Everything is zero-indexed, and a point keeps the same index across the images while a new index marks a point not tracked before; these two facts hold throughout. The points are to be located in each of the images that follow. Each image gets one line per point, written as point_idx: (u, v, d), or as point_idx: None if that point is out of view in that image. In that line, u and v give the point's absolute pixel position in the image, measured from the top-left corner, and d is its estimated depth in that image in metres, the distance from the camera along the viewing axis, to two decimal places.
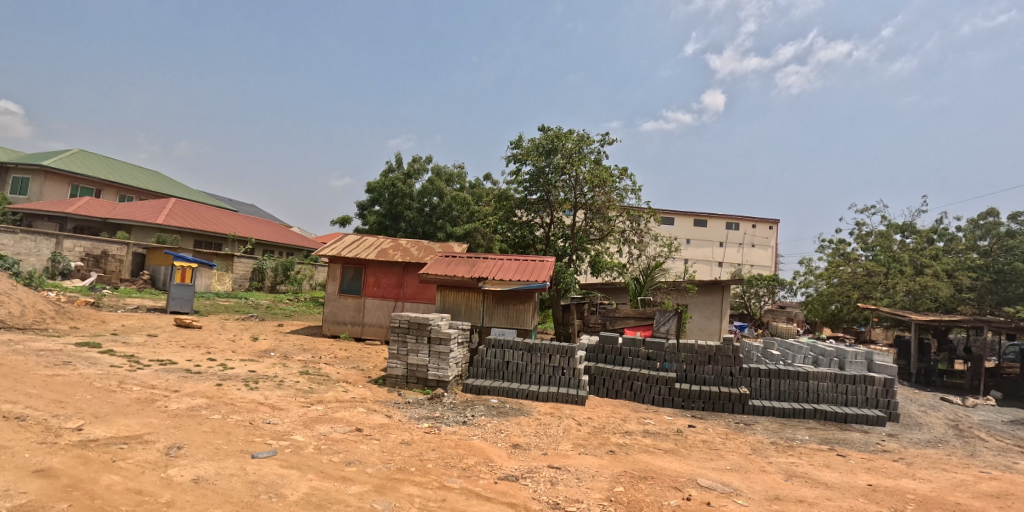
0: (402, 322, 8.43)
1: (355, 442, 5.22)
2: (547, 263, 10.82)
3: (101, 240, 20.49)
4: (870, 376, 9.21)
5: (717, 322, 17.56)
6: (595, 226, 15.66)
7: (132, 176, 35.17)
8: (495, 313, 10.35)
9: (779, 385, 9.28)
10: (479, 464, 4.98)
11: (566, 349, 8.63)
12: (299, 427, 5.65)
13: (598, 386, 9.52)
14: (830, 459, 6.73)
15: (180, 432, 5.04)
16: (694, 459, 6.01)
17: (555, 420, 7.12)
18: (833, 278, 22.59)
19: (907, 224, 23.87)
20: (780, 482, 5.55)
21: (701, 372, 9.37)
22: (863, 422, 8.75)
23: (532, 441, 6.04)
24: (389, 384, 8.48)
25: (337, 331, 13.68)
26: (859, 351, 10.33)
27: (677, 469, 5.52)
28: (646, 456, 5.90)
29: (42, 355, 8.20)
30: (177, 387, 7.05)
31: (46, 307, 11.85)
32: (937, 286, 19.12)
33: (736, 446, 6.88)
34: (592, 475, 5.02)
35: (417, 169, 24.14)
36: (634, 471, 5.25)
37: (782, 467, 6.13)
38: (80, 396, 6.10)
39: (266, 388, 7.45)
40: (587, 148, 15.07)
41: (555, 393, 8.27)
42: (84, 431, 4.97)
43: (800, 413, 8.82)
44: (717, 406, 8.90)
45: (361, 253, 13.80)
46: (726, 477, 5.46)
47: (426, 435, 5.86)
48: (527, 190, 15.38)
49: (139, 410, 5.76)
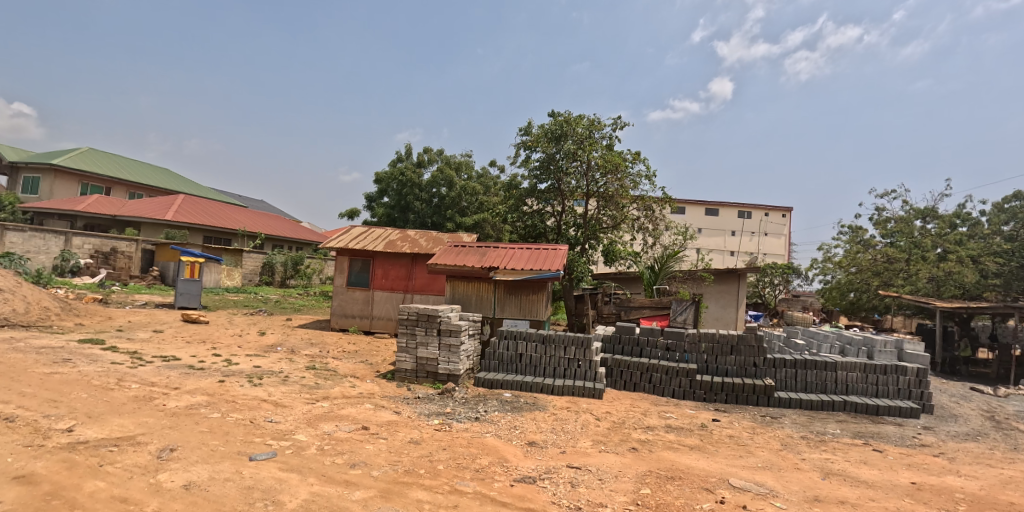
0: (411, 314, 8.10)
1: (360, 442, 4.88)
2: (560, 252, 10.42)
3: (111, 237, 20.40)
4: (902, 366, 8.74)
5: (734, 312, 17.05)
6: (608, 213, 15.21)
7: (143, 174, 35.33)
8: (507, 305, 9.97)
9: (806, 376, 8.86)
10: (493, 464, 4.64)
11: (581, 340, 8.28)
12: (302, 425, 5.34)
13: (615, 378, 9.12)
14: (866, 456, 6.29)
15: (174, 433, 4.74)
16: (722, 457, 5.62)
17: (573, 415, 6.76)
18: (852, 266, 22.04)
19: (928, 209, 23.13)
20: (818, 482, 5.14)
21: (723, 362, 8.94)
22: (896, 415, 8.31)
23: (549, 439, 5.68)
24: (398, 378, 8.17)
25: (346, 324, 13.40)
26: (889, 339, 9.87)
27: (706, 468, 5.12)
28: (671, 453, 5.52)
29: (42, 352, 7.97)
30: (178, 384, 6.77)
31: (52, 304, 11.70)
32: (962, 272, 18.41)
33: (765, 441, 6.48)
34: (616, 476, 4.65)
35: (427, 160, 23.83)
36: (659, 471, 4.87)
37: (817, 465, 5.72)
38: (75, 395, 5.84)
39: (270, 384, 7.17)
40: (599, 133, 14.57)
41: (571, 387, 7.91)
42: (74, 432, 4.69)
43: (829, 405, 8.39)
44: (741, 399, 8.49)
45: (369, 244, 13.49)
46: (759, 477, 5.07)
47: (437, 433, 5.51)
48: (537, 178, 14.96)
49: (135, 410, 5.49)
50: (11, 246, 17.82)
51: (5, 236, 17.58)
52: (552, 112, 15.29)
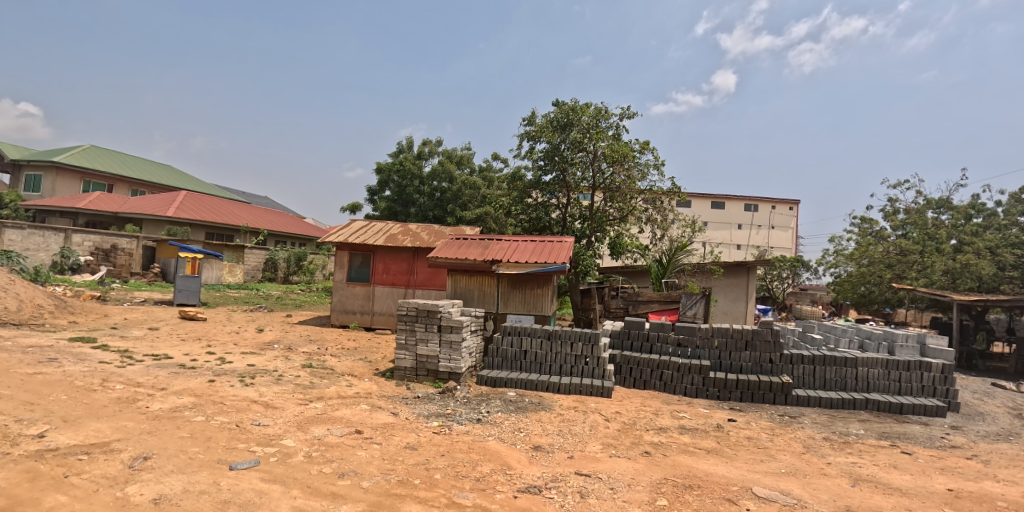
0: (410, 309, 7.74)
1: (351, 448, 4.52)
2: (566, 244, 10.01)
3: (110, 234, 20.05)
4: (926, 362, 8.31)
5: (743, 306, 16.60)
6: (615, 205, 14.77)
7: (146, 171, 35.22)
8: (511, 299, 9.60)
9: (825, 372, 8.43)
10: (495, 472, 4.27)
11: (589, 336, 7.88)
12: (292, 429, 4.99)
13: (624, 376, 8.75)
14: (895, 459, 5.88)
15: (152, 439, 4.40)
16: (742, 461, 5.23)
17: (581, 416, 6.38)
18: (864, 258, 21.43)
19: (943, 200, 22.52)
20: (848, 490, 4.74)
21: (737, 359, 8.52)
22: (921, 414, 7.89)
23: (555, 442, 5.31)
24: (397, 377, 7.81)
25: (347, 320, 13.08)
26: (910, 335, 9.47)
27: (726, 475, 4.73)
28: (687, 458, 5.13)
29: (29, 352, 7.67)
30: (166, 384, 6.44)
31: (46, 302, 11.46)
32: (980, 264, 17.82)
33: (786, 443, 6.08)
34: (629, 484, 4.28)
35: (428, 153, 23.45)
36: (676, 478, 4.49)
37: (845, 470, 5.32)
38: (54, 397, 5.52)
39: (262, 384, 6.83)
40: (605, 122, 14.12)
41: (578, 386, 7.54)
42: (45, 438, 4.36)
43: (851, 404, 7.97)
44: (757, 398, 8.07)
45: (370, 238, 13.13)
46: (783, 484, 4.68)
47: (435, 436, 5.15)
48: (541, 169, 14.51)
49: (116, 412, 5.17)
50: (11, 243, 17.74)
51: (4, 235, 17.49)
52: (556, 102, 14.84)
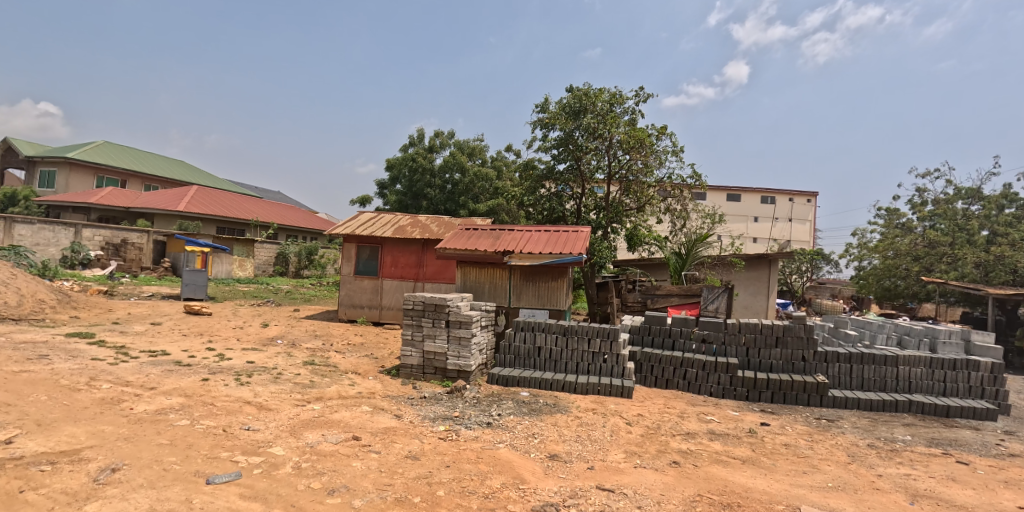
0: (416, 304, 7.27)
1: (346, 458, 4.05)
2: (582, 234, 9.46)
3: (120, 228, 19.95)
4: (974, 361, 7.63)
5: (764, 300, 15.92)
6: (632, 195, 14.17)
7: (160, 167, 35.34)
8: (524, 292, 9.10)
9: (862, 371, 7.80)
10: (506, 488, 3.77)
11: (607, 332, 7.31)
12: (284, 435, 4.54)
13: (644, 374, 8.22)
14: (952, 470, 5.27)
15: (127, 447, 3.98)
16: (782, 473, 4.68)
17: (600, 419, 5.87)
18: (888, 251, 20.31)
19: (973, 190, 21.51)
20: (908, 509, 4.17)
21: (767, 356, 7.93)
22: (970, 417, 7.24)
23: (573, 450, 4.79)
24: (403, 375, 7.36)
25: (354, 315, 12.69)
26: (954, 330, 8.75)
27: (766, 489, 4.20)
28: (720, 470, 4.59)
29: (20, 348, 7.35)
30: (157, 383, 6.05)
31: (48, 297, 11.20)
32: (1016, 256, 16.81)
33: (829, 451, 5.50)
34: (658, 502, 3.75)
35: (439, 144, 23.00)
36: (711, 494, 3.96)
37: (899, 483, 4.74)
38: (34, 398, 5.13)
39: (258, 383, 6.41)
40: (621, 108, 13.52)
41: (596, 385, 7.04)
42: (11, 445, 3.96)
43: (892, 406, 7.34)
44: (790, 399, 7.49)
45: (378, 230, 12.71)
46: (832, 500, 4.14)
47: (441, 444, 4.67)
48: (555, 158, 13.95)
49: (96, 415, 4.77)
50: (21, 238, 17.61)
51: (14, 229, 17.41)
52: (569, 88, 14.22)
